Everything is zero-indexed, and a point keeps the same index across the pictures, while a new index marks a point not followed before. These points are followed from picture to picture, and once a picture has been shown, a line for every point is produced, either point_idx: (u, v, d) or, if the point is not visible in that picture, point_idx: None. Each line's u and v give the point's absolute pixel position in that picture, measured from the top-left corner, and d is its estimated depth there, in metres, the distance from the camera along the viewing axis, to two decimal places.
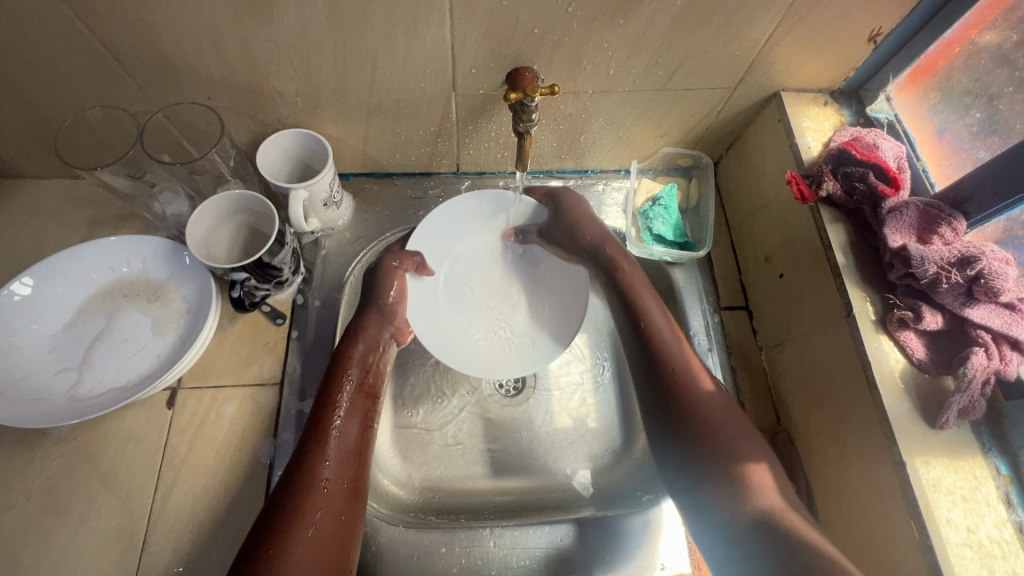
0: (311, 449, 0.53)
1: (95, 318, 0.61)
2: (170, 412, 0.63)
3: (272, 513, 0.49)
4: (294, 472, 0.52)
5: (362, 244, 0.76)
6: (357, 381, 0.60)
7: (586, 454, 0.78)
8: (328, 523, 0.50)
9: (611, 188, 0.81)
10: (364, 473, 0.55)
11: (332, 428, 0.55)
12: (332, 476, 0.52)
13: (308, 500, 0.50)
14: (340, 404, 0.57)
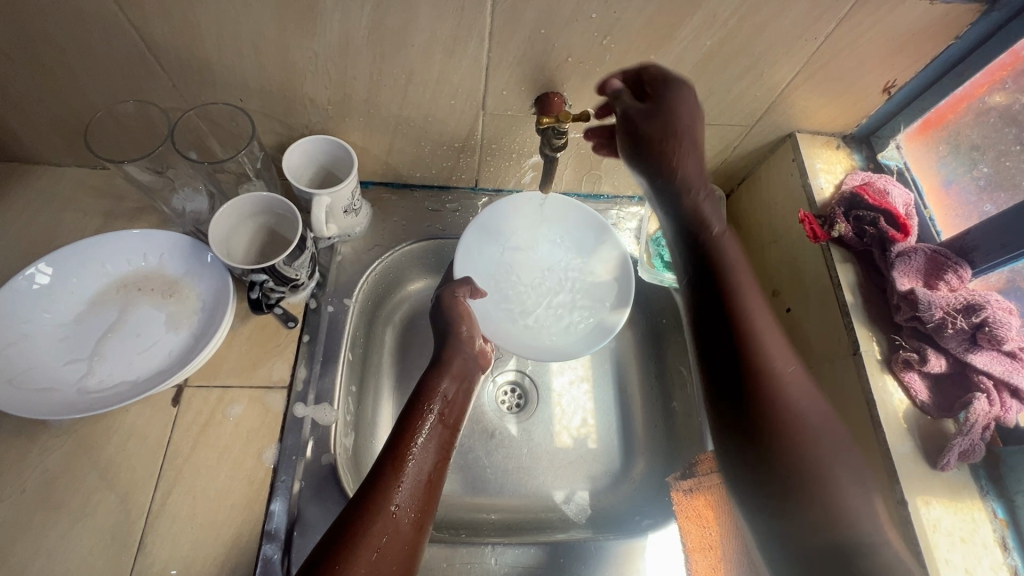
0: (387, 473, 0.53)
1: (110, 310, 0.60)
2: (174, 410, 0.63)
3: (338, 533, 0.48)
4: (368, 494, 0.51)
5: (377, 252, 0.76)
6: (439, 413, 0.61)
7: (585, 475, 0.78)
8: (391, 558, 0.48)
9: (625, 213, 0.83)
10: (432, 506, 0.54)
11: (409, 456, 0.55)
12: (402, 504, 0.51)
13: (375, 524, 0.49)
14: (421, 432, 0.58)
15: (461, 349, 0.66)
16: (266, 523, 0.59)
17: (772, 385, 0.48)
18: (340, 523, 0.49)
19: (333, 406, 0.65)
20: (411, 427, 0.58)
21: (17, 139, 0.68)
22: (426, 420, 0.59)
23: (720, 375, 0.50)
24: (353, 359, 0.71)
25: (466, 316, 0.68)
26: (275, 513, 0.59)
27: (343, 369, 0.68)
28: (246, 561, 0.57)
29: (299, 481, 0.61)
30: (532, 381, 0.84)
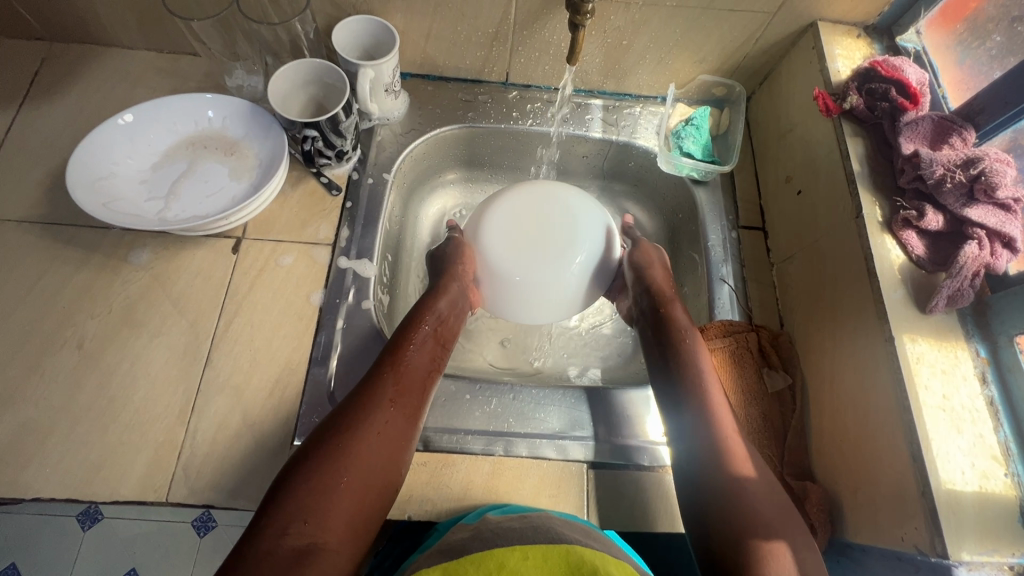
0: (386, 373, 0.58)
1: (182, 161, 0.68)
2: (234, 256, 0.71)
3: (341, 416, 0.54)
4: (366, 391, 0.56)
5: (412, 136, 0.82)
6: (435, 327, 0.65)
7: (598, 355, 0.85)
8: (384, 453, 0.54)
9: (648, 111, 0.87)
10: (424, 406, 0.59)
11: (405, 359, 0.60)
12: (398, 401, 0.57)
13: (372, 414, 0.55)
14: (414, 338, 0.62)
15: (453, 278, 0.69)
16: (314, 352, 0.67)
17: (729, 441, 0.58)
18: (338, 415, 0.55)
19: (373, 262, 0.72)
20: (408, 334, 0.62)
21: (97, 18, 0.76)
22: (427, 331, 0.64)
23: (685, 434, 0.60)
24: (389, 229, 0.78)
25: (462, 255, 0.70)
26: (321, 343, 0.67)
27: (382, 232, 0.75)
28: (296, 380, 0.65)
29: (342, 321, 0.69)
30: None
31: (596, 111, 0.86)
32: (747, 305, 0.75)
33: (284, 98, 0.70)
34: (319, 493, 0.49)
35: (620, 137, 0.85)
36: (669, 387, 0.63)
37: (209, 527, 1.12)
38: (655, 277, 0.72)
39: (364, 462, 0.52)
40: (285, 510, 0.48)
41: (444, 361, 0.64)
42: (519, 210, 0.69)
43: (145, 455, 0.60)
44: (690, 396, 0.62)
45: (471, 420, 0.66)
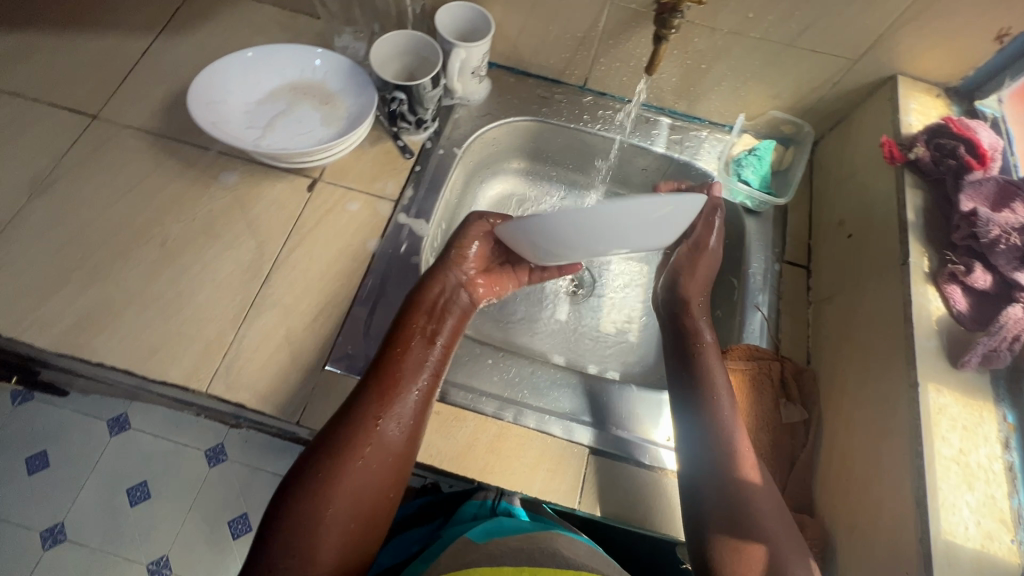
0: (371, 392, 0.59)
1: (283, 102, 0.76)
2: (308, 194, 0.78)
3: (328, 441, 0.56)
4: (353, 413, 0.58)
5: (487, 119, 0.88)
6: (429, 338, 0.64)
7: (619, 358, 0.89)
8: (369, 481, 0.56)
9: (713, 137, 0.89)
10: (418, 424, 0.60)
11: (394, 377, 0.60)
12: (385, 423, 0.58)
13: (359, 439, 0.56)
14: (404, 351, 0.62)
15: (455, 272, 0.69)
16: (359, 291, 0.72)
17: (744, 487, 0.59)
18: (327, 440, 0.56)
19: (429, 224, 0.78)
20: (404, 352, 0.62)
21: None
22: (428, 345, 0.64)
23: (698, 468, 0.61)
24: (449, 200, 0.84)
25: (475, 235, 0.71)
26: (366, 285, 0.72)
27: (442, 199, 0.81)
28: (338, 314, 0.71)
29: (390, 268, 0.74)
30: (590, 275, 0.96)
31: (662, 128, 0.90)
32: (776, 337, 0.76)
33: (384, 60, 0.77)
34: (307, 522, 0.52)
35: (682, 156, 0.88)
36: (685, 400, 0.65)
37: (219, 459, 1.19)
38: (687, 287, 0.75)
39: (348, 495, 0.54)
40: (281, 545, 0.51)
41: (442, 371, 0.64)
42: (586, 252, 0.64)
43: (196, 348, 0.67)
44: (703, 424, 0.63)
45: (488, 383, 0.70)
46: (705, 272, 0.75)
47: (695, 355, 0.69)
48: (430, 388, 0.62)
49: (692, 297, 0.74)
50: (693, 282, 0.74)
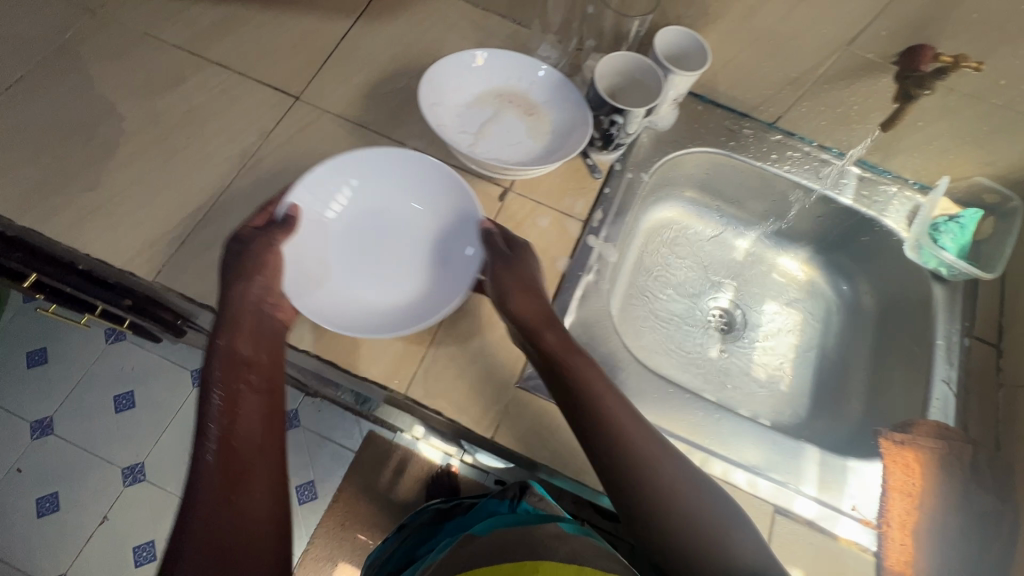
0: (206, 458, 0.50)
1: (489, 109, 0.75)
2: (499, 204, 0.78)
3: (251, 572, 0.46)
4: (203, 514, 0.47)
5: (672, 147, 0.86)
6: (223, 381, 0.55)
7: (770, 403, 0.87)
8: (253, 516, 0.49)
9: (903, 194, 0.86)
10: (256, 476, 0.51)
11: (217, 434, 0.51)
12: (246, 511, 0.49)
13: (241, 552, 0.46)
14: (210, 407, 0.53)
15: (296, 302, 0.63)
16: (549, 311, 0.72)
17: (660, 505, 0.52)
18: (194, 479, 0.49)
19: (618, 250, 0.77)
20: (243, 356, 0.57)
21: None
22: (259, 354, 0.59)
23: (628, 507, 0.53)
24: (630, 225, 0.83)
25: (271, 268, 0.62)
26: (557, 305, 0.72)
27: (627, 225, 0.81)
28: None
29: (582, 292, 0.74)
30: (743, 311, 0.94)
31: (850, 178, 0.87)
32: (964, 416, 0.73)
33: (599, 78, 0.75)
34: (201, 547, 0.46)
35: (869, 211, 0.85)
36: (574, 413, 0.57)
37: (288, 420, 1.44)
38: (490, 263, 0.67)
39: (234, 530, 0.47)
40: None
41: (281, 403, 0.57)
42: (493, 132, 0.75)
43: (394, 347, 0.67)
44: (603, 452, 0.54)
45: (675, 421, 0.70)
46: (521, 283, 0.64)
47: (576, 374, 0.58)
48: (278, 404, 0.57)
49: (529, 318, 0.62)
50: (508, 275, 0.65)
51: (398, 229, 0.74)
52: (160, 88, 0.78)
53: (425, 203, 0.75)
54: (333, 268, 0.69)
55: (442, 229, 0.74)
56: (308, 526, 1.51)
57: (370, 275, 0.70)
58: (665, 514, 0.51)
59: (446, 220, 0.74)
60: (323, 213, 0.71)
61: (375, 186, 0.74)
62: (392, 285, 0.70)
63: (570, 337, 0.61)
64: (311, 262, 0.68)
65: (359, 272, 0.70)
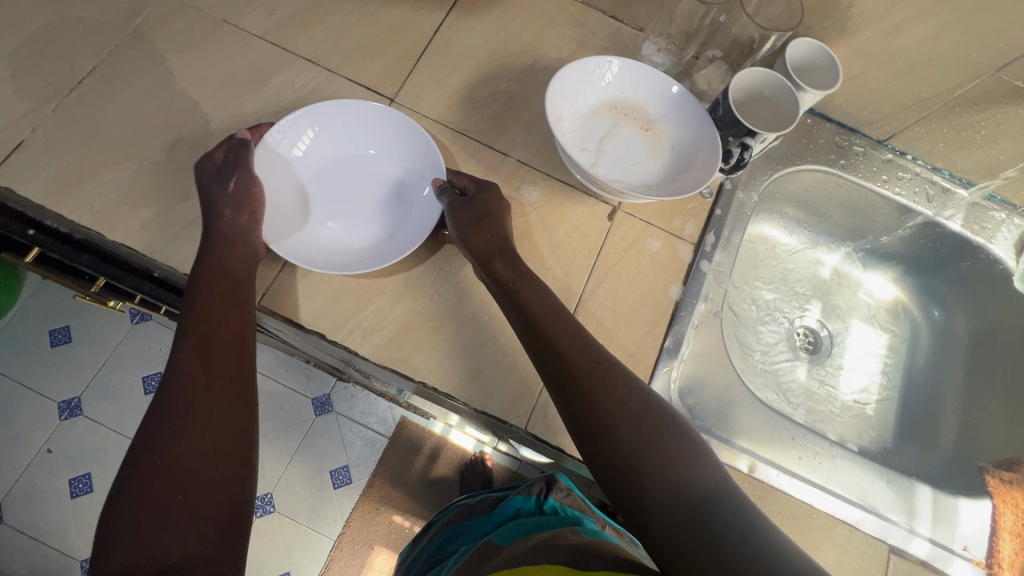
0: (184, 351, 0.52)
1: (608, 124, 0.71)
2: (609, 224, 0.74)
3: (188, 421, 0.49)
4: (176, 388, 0.50)
5: (781, 163, 0.82)
6: (207, 275, 0.57)
7: (860, 429, 0.85)
8: (225, 414, 0.51)
9: (1013, 223, 0.84)
10: (219, 361, 0.53)
11: (190, 325, 0.54)
12: (177, 372, 0.51)
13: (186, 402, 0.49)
14: (194, 307, 0.55)
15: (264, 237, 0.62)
16: (665, 342, 0.69)
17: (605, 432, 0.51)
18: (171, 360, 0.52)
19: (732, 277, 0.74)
20: (224, 266, 0.59)
21: None
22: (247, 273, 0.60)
23: (588, 442, 0.51)
24: None
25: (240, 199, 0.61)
26: (674, 336, 0.69)
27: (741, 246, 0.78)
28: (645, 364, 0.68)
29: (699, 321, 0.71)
30: (829, 333, 0.92)
31: (960, 203, 0.84)
32: None
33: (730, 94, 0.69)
34: (190, 439, 0.48)
35: (979, 237, 0.83)
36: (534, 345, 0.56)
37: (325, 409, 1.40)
38: (453, 187, 0.67)
39: (201, 421, 0.49)
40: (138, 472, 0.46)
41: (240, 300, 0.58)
42: (609, 147, 0.71)
43: (513, 380, 0.65)
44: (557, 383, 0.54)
45: (791, 460, 0.69)
46: (487, 209, 0.65)
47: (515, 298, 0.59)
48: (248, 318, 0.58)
49: (484, 249, 0.62)
50: (463, 212, 0.64)
51: (361, 171, 0.70)
52: (245, 88, 0.72)
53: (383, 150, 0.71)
54: (305, 204, 0.67)
55: (406, 164, 0.71)
56: (342, 509, 1.34)
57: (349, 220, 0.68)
58: (636, 474, 0.48)
59: (406, 154, 0.71)
60: (290, 152, 0.68)
61: (348, 133, 0.71)
62: (359, 225, 0.68)
63: (513, 255, 0.63)
64: (278, 198, 0.66)
65: (337, 218, 0.68)
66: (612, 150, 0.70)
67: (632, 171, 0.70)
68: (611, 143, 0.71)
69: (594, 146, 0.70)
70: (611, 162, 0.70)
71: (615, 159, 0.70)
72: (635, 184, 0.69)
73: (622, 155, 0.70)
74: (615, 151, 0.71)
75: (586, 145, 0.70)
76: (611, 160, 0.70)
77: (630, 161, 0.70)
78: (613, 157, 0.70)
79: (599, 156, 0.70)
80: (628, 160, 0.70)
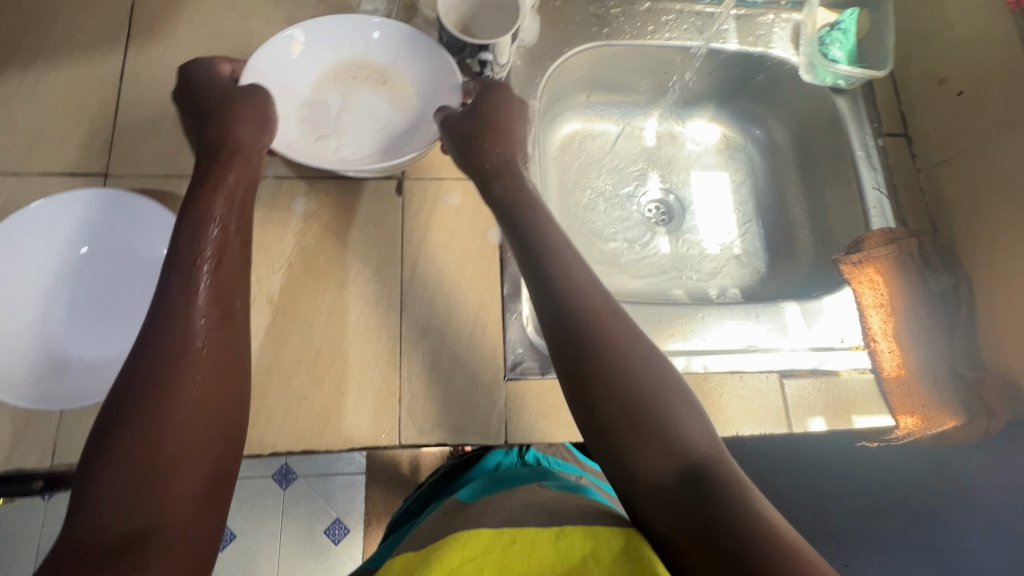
0: (153, 369, 0.42)
1: (335, 99, 0.65)
2: (400, 198, 0.68)
3: (167, 454, 0.40)
4: (142, 412, 0.40)
5: (549, 58, 0.77)
6: (209, 289, 0.47)
7: (732, 273, 0.87)
8: (208, 446, 0.42)
9: (781, 18, 0.83)
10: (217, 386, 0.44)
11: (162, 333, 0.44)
12: (159, 403, 0.41)
13: (156, 437, 0.40)
14: (164, 310, 0.45)
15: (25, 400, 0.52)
16: (505, 288, 0.66)
17: (623, 371, 0.46)
18: (149, 338, 0.43)
19: None
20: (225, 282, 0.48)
21: None
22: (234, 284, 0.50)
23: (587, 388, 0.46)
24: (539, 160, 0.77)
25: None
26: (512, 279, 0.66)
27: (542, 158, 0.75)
28: (494, 319, 0.65)
29: None
30: (677, 198, 0.91)
31: (730, 21, 0.83)
32: (900, 213, 0.77)
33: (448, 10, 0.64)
34: (172, 474, 0.39)
35: (758, 47, 0.82)
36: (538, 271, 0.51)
37: (290, 479, 1.28)
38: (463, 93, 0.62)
39: (183, 459, 0.40)
40: (110, 473, 0.38)
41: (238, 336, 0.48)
42: (350, 119, 0.64)
43: (368, 402, 0.60)
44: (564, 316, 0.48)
45: (663, 340, 0.70)
46: (485, 126, 0.59)
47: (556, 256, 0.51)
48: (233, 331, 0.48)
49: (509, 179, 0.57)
50: (484, 122, 0.59)
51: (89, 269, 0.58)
52: None
53: (99, 242, 0.59)
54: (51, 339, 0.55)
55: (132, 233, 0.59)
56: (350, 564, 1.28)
57: (107, 333, 0.56)
58: (642, 422, 0.44)
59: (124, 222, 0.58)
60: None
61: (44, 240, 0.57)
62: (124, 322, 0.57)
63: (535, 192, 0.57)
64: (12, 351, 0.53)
65: (90, 339, 0.56)
66: (355, 121, 0.64)
67: (386, 132, 0.64)
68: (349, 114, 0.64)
69: (335, 126, 0.64)
70: (359, 134, 0.64)
71: (363, 129, 0.64)
72: (394, 144, 0.64)
73: (368, 121, 0.64)
74: (358, 120, 0.64)
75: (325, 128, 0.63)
76: (358, 131, 0.64)
77: (380, 122, 0.64)
78: (358, 127, 0.64)
79: (344, 133, 0.63)
80: (375, 122, 0.64)
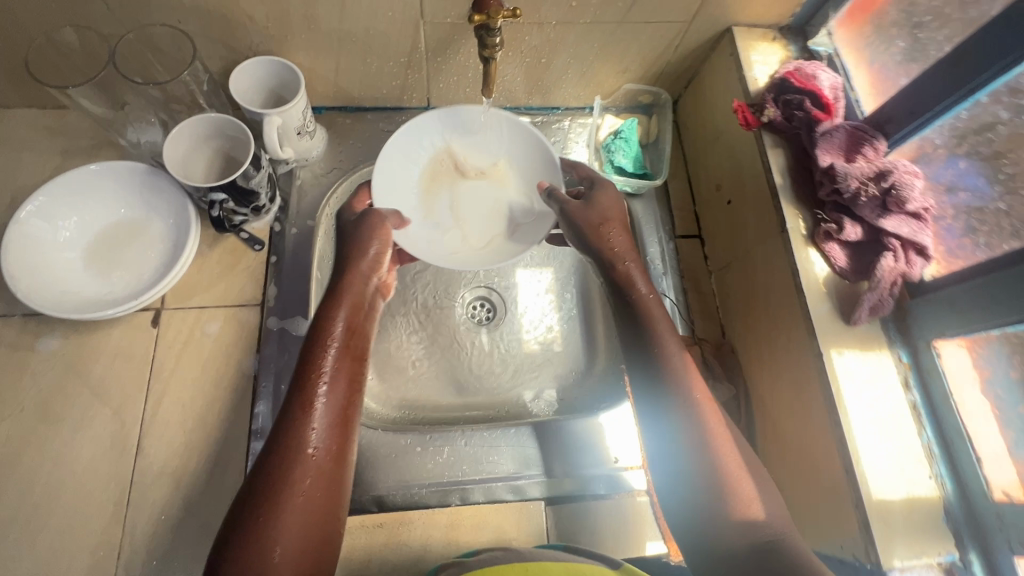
0: (295, 413, 0.44)
1: (450, 200, 0.70)
2: (155, 331, 0.67)
3: (253, 503, 0.41)
4: (275, 449, 0.43)
5: (334, 175, 0.77)
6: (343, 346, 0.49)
7: (552, 375, 0.78)
8: (327, 496, 0.43)
9: (576, 123, 0.84)
10: (349, 435, 0.46)
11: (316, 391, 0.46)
12: (321, 448, 0.44)
13: (290, 479, 0.42)
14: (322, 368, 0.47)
15: None
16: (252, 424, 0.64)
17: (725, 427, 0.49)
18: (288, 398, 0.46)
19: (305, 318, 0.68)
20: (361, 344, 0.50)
21: None
22: (365, 329, 0.53)
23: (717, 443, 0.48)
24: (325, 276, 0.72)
25: None
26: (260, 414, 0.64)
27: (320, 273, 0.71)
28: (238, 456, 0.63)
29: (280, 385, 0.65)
30: (500, 295, 0.82)
31: None
32: (689, 317, 0.75)
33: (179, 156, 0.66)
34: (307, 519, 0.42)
35: None
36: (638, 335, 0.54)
37: None
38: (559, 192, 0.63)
39: (319, 510, 0.42)
40: (249, 517, 0.40)
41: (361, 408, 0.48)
42: (111, 259, 0.66)
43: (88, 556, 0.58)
44: (671, 382, 0.50)
45: (423, 473, 0.66)
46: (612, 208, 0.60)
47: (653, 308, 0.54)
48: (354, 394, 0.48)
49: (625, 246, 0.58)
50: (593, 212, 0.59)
51: None
52: None
53: None
54: None
55: None
56: None
57: None
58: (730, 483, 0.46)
59: None
60: None
61: None
62: None
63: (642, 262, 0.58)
64: None
65: None
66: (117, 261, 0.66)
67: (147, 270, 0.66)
68: (111, 253, 0.66)
69: (93, 267, 0.65)
70: (121, 273, 0.66)
71: (125, 267, 0.66)
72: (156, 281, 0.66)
73: (130, 259, 0.66)
74: (119, 259, 0.66)
75: (84, 272, 0.65)
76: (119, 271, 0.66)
77: (141, 261, 0.66)
78: (117, 266, 0.66)
79: (109, 274, 0.65)
80: (138, 260, 0.66)
